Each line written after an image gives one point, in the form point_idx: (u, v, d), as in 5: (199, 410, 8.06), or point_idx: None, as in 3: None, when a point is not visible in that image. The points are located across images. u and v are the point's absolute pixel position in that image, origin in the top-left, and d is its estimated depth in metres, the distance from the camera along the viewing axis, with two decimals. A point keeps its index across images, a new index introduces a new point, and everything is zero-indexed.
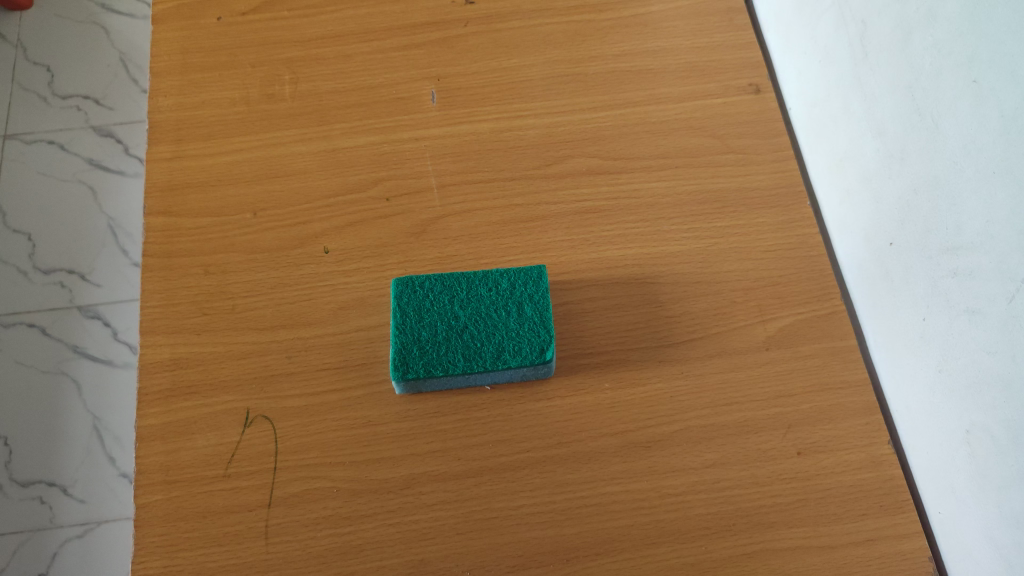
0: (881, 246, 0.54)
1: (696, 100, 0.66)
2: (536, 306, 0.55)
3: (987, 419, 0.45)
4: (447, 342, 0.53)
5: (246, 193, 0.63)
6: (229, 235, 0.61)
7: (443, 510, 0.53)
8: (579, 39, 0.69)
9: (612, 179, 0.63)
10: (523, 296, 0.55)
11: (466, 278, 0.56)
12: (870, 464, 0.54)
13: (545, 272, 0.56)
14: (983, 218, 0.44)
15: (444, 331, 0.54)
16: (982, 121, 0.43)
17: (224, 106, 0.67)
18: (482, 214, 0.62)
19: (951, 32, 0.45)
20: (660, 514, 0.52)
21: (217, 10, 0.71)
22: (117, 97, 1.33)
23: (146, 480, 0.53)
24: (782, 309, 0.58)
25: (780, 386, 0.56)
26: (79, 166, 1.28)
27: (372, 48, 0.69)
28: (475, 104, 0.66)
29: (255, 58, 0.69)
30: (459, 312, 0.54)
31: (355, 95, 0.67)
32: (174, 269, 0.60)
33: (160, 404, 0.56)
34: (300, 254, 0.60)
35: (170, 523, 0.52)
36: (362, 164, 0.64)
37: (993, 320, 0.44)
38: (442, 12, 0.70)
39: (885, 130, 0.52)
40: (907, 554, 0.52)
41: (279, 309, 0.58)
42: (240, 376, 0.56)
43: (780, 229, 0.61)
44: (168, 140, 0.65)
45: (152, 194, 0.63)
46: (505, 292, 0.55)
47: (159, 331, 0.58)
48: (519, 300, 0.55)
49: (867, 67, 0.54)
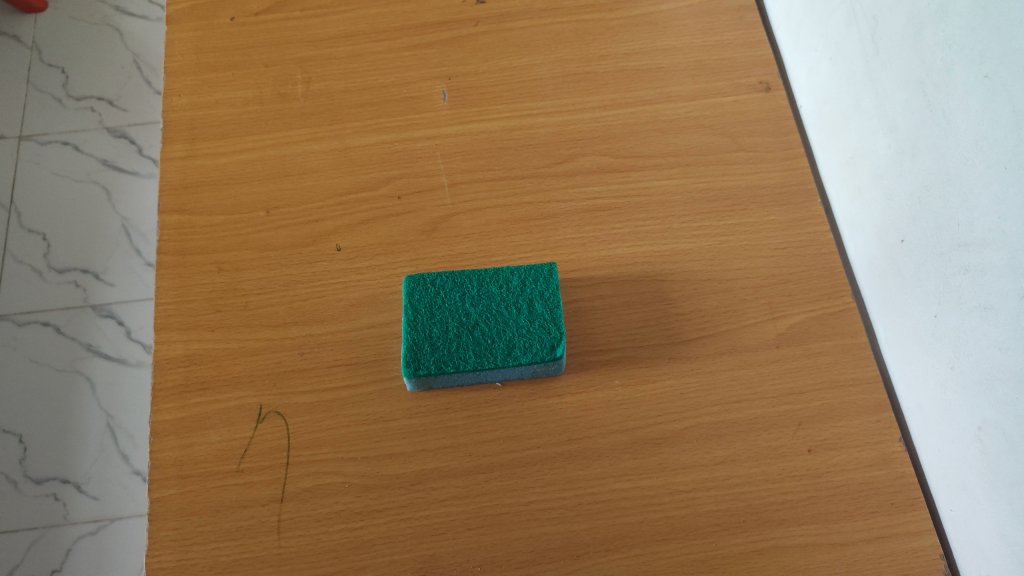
0: (892, 242, 0.54)
1: (706, 98, 0.66)
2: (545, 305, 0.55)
3: (999, 416, 0.45)
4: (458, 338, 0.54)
5: (258, 191, 0.63)
6: (243, 232, 0.62)
7: (454, 506, 0.53)
8: (589, 37, 0.69)
9: (622, 177, 0.63)
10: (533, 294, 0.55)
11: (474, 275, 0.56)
12: (881, 462, 0.54)
13: (555, 270, 0.56)
14: (995, 214, 0.44)
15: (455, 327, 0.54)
16: (993, 116, 0.43)
17: (238, 105, 0.67)
18: (493, 212, 0.62)
19: (963, 27, 0.45)
20: (670, 511, 0.53)
21: (230, 10, 0.72)
22: (131, 99, 1.35)
23: (160, 475, 0.54)
24: (792, 307, 0.58)
25: (790, 383, 0.56)
26: (93, 166, 1.29)
27: (384, 47, 0.69)
28: (486, 103, 0.66)
29: (268, 58, 0.69)
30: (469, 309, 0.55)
31: (366, 95, 0.67)
32: (187, 266, 0.61)
33: (174, 400, 0.56)
34: (312, 252, 0.61)
35: (184, 517, 0.53)
36: (374, 163, 0.64)
37: (1004, 317, 0.44)
38: (452, 11, 0.71)
39: (896, 125, 0.52)
40: (919, 552, 0.51)
41: (292, 306, 0.59)
42: (253, 372, 0.57)
43: (791, 226, 0.61)
44: (182, 139, 0.66)
45: (166, 192, 0.64)
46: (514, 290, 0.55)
47: (173, 327, 0.59)
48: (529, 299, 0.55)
49: (878, 63, 0.54)
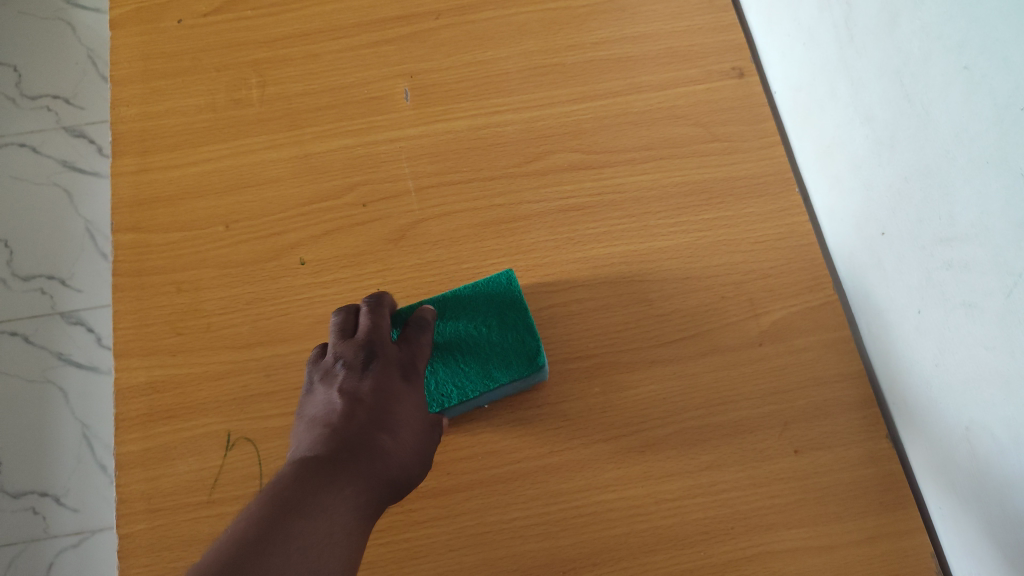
0: (873, 235, 0.53)
1: (678, 87, 0.64)
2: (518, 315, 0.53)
3: (987, 416, 0.44)
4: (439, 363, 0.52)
5: (216, 205, 0.61)
6: (201, 250, 0.59)
7: (436, 527, 0.52)
8: (556, 27, 0.67)
9: (595, 174, 0.61)
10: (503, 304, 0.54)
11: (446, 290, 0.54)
12: (869, 460, 0.53)
13: (515, 277, 0.54)
14: (978, 210, 0.42)
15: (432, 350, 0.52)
16: (974, 109, 0.41)
17: (191, 113, 0.64)
18: (462, 217, 0.60)
19: (939, 15, 0.43)
20: (657, 520, 0.51)
21: (177, 11, 0.68)
22: (87, 96, 1.30)
23: (127, 510, 0.52)
24: (773, 302, 0.57)
25: (774, 382, 0.55)
26: (53, 168, 1.25)
27: (341, 46, 0.66)
28: (451, 101, 0.64)
29: (220, 61, 0.66)
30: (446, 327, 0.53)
31: (325, 97, 0.64)
32: (145, 287, 0.58)
33: (139, 429, 0.54)
34: (275, 267, 0.58)
35: (155, 553, 0.51)
36: (336, 169, 0.62)
37: (991, 315, 0.42)
38: (412, 5, 0.68)
39: (874, 115, 0.51)
40: (910, 550, 0.51)
41: (257, 326, 0.56)
42: (220, 398, 0.55)
43: (768, 218, 0.60)
44: (133, 152, 0.63)
45: (119, 210, 0.61)
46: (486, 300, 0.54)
47: (133, 353, 0.56)
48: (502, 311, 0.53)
49: (854, 51, 0.52)
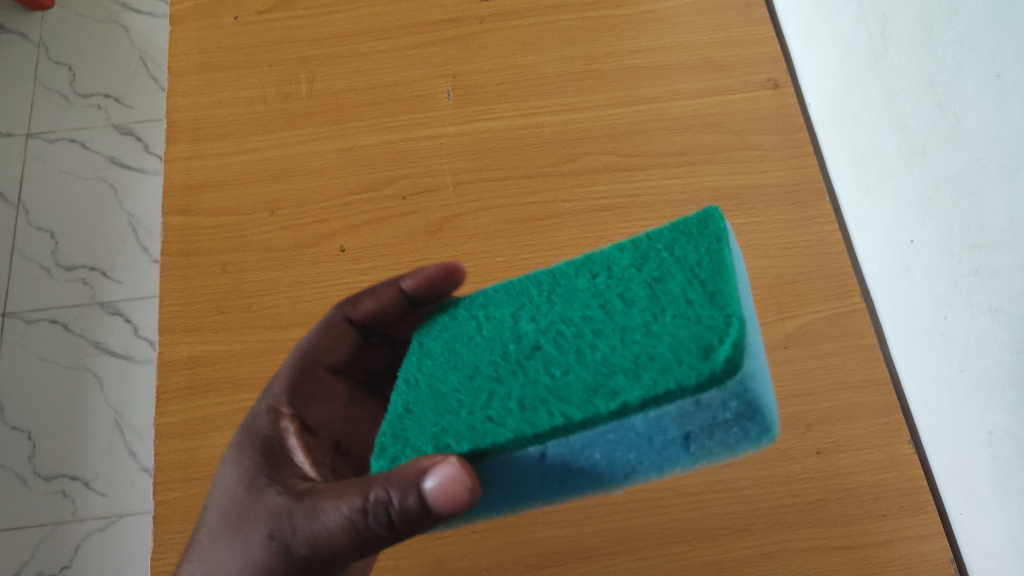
0: (902, 243, 0.54)
1: (713, 96, 0.65)
2: (548, 391, 0.35)
3: (1010, 421, 0.45)
4: (499, 330, 0.40)
5: (262, 192, 0.63)
6: (246, 233, 0.62)
7: None
8: (595, 35, 0.69)
9: (630, 176, 0.62)
10: (596, 342, 0.36)
11: (681, 293, 0.36)
12: (890, 464, 0.53)
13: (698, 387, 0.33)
14: (1006, 216, 0.43)
15: (541, 303, 0.40)
16: (1005, 117, 0.42)
17: (242, 105, 0.67)
18: (498, 212, 0.62)
19: (974, 26, 0.44)
20: (679, 513, 0.53)
21: (234, 9, 0.71)
22: (137, 96, 1.34)
23: (165, 477, 0.54)
24: (801, 307, 0.57)
25: (799, 384, 0.55)
26: (101, 164, 1.29)
27: (388, 46, 0.69)
28: (491, 102, 0.66)
29: (272, 57, 0.69)
30: (570, 311, 0.39)
31: (370, 94, 0.67)
32: (191, 267, 0.61)
33: (179, 402, 0.56)
34: (316, 253, 0.61)
35: (188, 520, 0.53)
36: (378, 163, 0.64)
37: (1015, 320, 0.43)
38: (457, 9, 0.70)
39: (906, 125, 0.52)
40: (929, 555, 0.51)
41: (296, 308, 0.59)
42: (257, 375, 0.56)
43: (800, 225, 0.60)
44: (185, 140, 0.66)
45: (170, 193, 0.64)
46: (610, 323, 0.37)
47: (177, 329, 0.59)
48: (579, 346, 0.37)
49: (888, 62, 0.53)
